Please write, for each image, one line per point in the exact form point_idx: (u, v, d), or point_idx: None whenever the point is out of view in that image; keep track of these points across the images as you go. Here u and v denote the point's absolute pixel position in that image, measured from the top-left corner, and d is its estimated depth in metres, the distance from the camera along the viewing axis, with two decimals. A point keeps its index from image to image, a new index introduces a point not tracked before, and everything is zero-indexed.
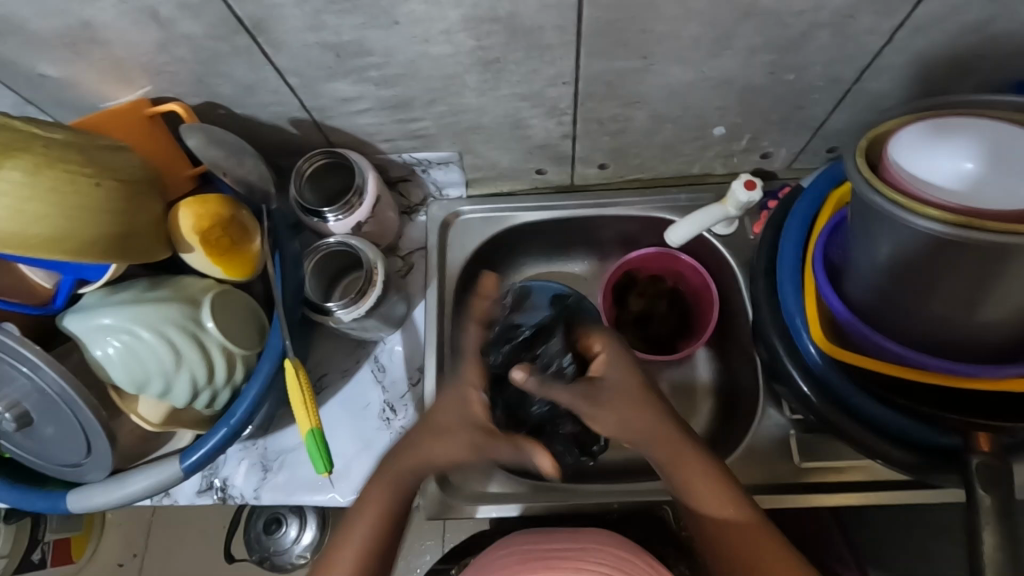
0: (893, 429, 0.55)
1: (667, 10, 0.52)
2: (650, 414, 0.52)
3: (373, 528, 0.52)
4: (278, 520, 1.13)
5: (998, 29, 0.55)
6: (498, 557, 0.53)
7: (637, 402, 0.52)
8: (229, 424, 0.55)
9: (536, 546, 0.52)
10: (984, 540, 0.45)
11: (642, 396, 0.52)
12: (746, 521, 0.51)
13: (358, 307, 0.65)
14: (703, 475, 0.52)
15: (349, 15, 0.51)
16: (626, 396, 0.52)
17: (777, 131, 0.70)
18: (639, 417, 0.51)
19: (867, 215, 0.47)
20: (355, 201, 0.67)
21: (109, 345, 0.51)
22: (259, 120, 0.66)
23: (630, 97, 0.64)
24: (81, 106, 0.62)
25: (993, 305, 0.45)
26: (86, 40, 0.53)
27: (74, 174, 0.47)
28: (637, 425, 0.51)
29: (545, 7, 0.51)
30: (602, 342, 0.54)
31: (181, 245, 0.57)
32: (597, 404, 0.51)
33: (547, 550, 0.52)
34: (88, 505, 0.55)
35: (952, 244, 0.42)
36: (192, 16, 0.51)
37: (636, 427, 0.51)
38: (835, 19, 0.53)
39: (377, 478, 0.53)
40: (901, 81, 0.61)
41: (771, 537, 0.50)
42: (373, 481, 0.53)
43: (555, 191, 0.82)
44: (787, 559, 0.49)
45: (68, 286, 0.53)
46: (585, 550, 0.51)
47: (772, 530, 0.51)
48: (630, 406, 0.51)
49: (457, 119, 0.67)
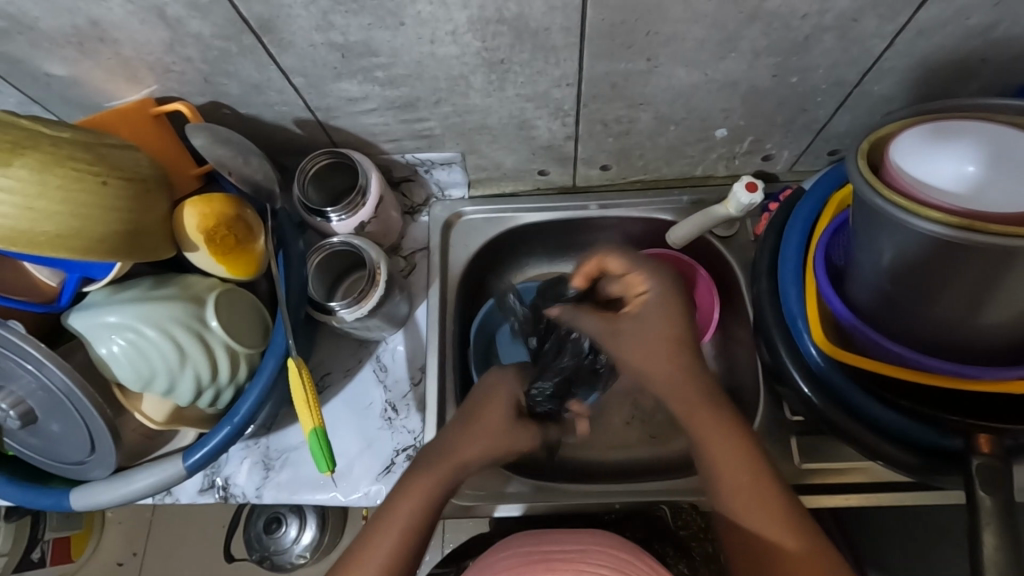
0: (895, 430, 0.55)
1: (673, 13, 0.52)
2: (685, 373, 0.56)
3: (416, 515, 0.51)
4: (278, 520, 1.13)
5: (1001, 34, 0.55)
6: (498, 559, 0.53)
7: (670, 352, 0.57)
8: (232, 423, 0.55)
9: (536, 547, 0.52)
10: (985, 541, 0.45)
11: (679, 348, 0.57)
12: (771, 542, 0.48)
13: (361, 307, 0.66)
14: (734, 452, 0.52)
15: (357, 16, 0.51)
16: (659, 340, 0.57)
17: (779, 133, 0.70)
18: (666, 364, 0.56)
19: (868, 218, 0.48)
20: (358, 201, 0.67)
21: (114, 343, 0.51)
22: (264, 120, 0.66)
23: (635, 99, 0.64)
24: (87, 105, 0.62)
25: (996, 307, 0.45)
26: (94, 39, 0.53)
27: (82, 172, 0.47)
28: (669, 381, 0.56)
29: (552, 8, 0.51)
30: (650, 285, 0.60)
31: (185, 244, 0.57)
32: (627, 345, 0.59)
33: (548, 552, 0.51)
34: (91, 503, 0.55)
35: (954, 247, 0.42)
36: (200, 16, 0.51)
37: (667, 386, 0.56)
38: (840, 22, 0.54)
39: (423, 468, 0.55)
40: (904, 85, 0.62)
41: (780, 500, 0.50)
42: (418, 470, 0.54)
43: (557, 193, 0.83)
44: (792, 518, 0.49)
45: (74, 284, 0.53)
46: (586, 552, 0.51)
47: (785, 494, 0.50)
48: (655, 349, 0.57)
49: (461, 119, 0.67)
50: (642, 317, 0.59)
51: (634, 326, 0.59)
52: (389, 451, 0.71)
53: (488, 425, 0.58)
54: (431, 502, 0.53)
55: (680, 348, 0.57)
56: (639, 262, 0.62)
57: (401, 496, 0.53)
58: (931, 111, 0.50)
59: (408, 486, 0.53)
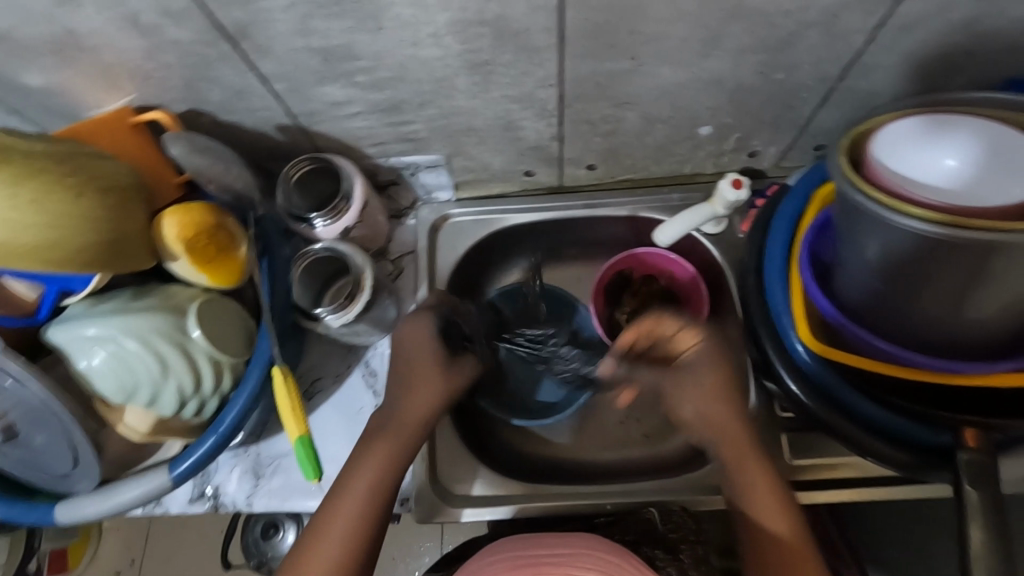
0: (882, 426, 0.54)
1: (655, 11, 0.52)
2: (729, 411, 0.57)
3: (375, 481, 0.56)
4: (275, 526, 1.12)
5: (984, 27, 0.55)
6: (486, 560, 0.53)
7: (715, 395, 0.58)
8: (218, 432, 0.54)
9: (526, 550, 0.52)
10: (972, 535, 0.45)
11: (725, 395, 0.58)
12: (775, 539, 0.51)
13: (348, 312, 0.65)
14: (760, 479, 0.54)
15: (336, 20, 0.51)
16: (709, 385, 0.58)
17: (766, 130, 0.70)
18: (711, 403, 0.58)
19: (852, 214, 0.47)
20: (343, 205, 0.67)
21: (95, 356, 0.51)
22: (246, 126, 0.65)
23: (620, 98, 0.64)
24: (66, 114, 0.61)
25: (981, 303, 0.45)
26: (71, 48, 0.53)
27: (55, 183, 0.47)
28: (711, 412, 0.58)
29: (532, 9, 0.51)
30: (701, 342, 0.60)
31: (166, 254, 0.56)
32: (681, 392, 0.59)
33: (538, 556, 0.52)
34: (78, 516, 0.55)
35: (937, 241, 0.42)
36: (178, 22, 0.51)
37: (708, 416, 0.58)
38: (823, 18, 0.53)
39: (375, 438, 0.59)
40: (889, 79, 0.62)
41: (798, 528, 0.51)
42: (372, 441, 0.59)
43: (545, 193, 0.82)
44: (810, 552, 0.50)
45: (53, 298, 0.53)
46: (574, 556, 0.51)
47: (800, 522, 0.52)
48: (703, 392, 0.58)
49: (447, 122, 0.67)
50: (686, 367, 0.59)
51: (683, 375, 0.59)
52: None
53: (428, 379, 0.63)
54: (392, 465, 0.57)
55: (726, 397, 0.58)
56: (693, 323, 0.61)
57: (361, 474, 0.56)
58: (914, 105, 0.50)
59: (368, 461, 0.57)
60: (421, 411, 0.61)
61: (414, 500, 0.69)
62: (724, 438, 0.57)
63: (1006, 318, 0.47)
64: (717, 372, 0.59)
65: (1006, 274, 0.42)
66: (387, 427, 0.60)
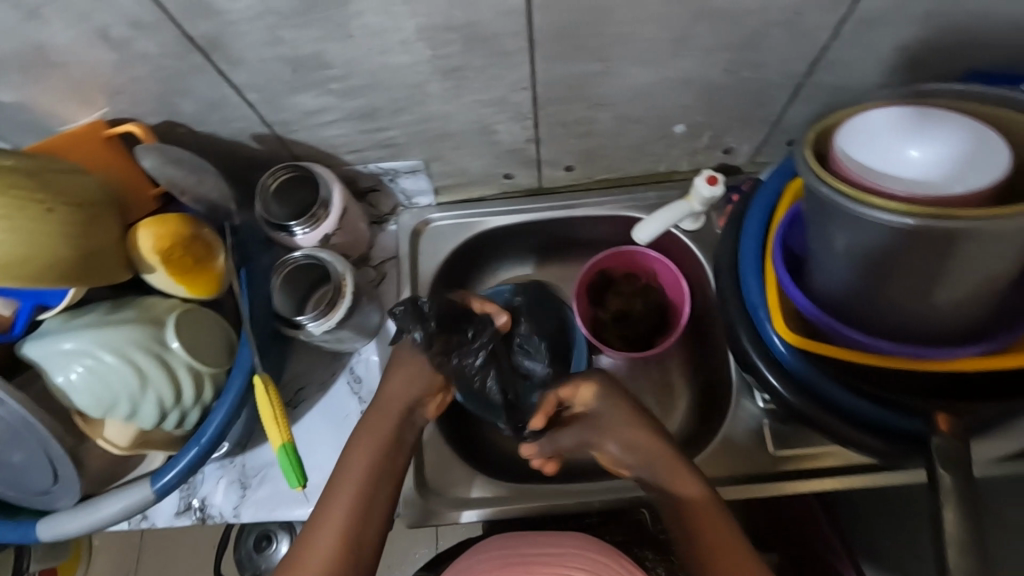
0: (856, 413, 0.55)
1: (621, 13, 0.53)
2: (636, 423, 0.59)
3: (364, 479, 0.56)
4: (268, 537, 1.12)
5: (943, 21, 0.56)
6: (476, 559, 0.53)
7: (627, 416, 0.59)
8: (200, 443, 0.54)
9: (516, 549, 0.53)
10: (945, 518, 0.46)
11: (631, 414, 0.60)
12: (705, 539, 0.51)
13: (330, 319, 0.64)
14: (681, 472, 0.55)
15: (305, 29, 0.51)
16: (612, 412, 0.60)
17: (738, 127, 0.71)
18: (623, 425, 0.59)
19: (819, 207, 0.48)
20: (321, 213, 0.67)
21: (73, 371, 0.50)
22: (221, 137, 0.66)
23: (592, 100, 0.64)
24: (39, 130, 0.61)
25: (946, 289, 0.46)
26: (40, 64, 0.53)
27: (26, 199, 0.47)
28: (624, 420, 0.59)
29: (499, 15, 0.51)
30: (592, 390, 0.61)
31: (143, 266, 0.56)
32: (601, 436, 0.60)
33: (528, 555, 0.52)
34: (59, 533, 0.54)
35: (898, 230, 0.43)
36: (146, 36, 0.51)
37: (621, 426, 0.59)
38: (785, 16, 0.54)
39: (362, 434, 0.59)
40: (855, 74, 0.63)
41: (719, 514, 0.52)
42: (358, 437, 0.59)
43: (524, 195, 0.83)
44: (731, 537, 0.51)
45: (28, 312, 0.53)
46: (564, 555, 0.52)
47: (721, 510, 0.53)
48: (616, 425, 0.59)
49: (422, 127, 0.67)
50: (591, 416, 0.61)
51: (591, 425, 0.61)
52: None
53: (404, 367, 0.63)
54: (379, 458, 0.57)
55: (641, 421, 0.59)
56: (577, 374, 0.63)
57: (349, 471, 0.56)
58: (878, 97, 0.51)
59: (353, 458, 0.57)
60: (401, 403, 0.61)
61: (401, 504, 0.69)
62: (642, 459, 0.58)
63: (972, 303, 0.48)
64: (625, 410, 0.60)
65: (969, 258, 0.43)
66: (371, 420, 0.60)
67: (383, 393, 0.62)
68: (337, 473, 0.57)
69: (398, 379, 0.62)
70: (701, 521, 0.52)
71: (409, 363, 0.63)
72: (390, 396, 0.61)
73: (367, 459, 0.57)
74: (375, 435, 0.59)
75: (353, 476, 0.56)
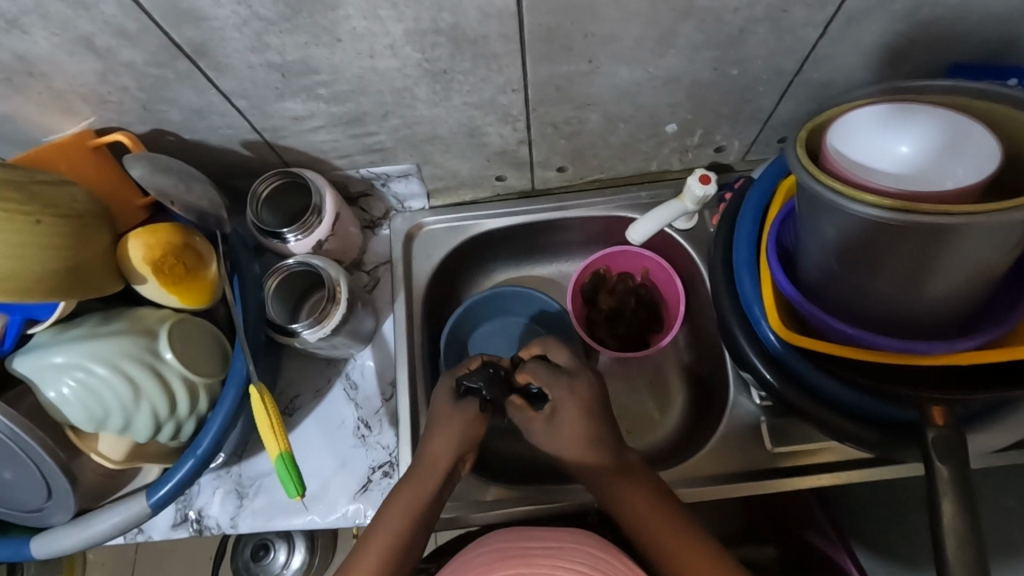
0: (848, 405, 0.56)
1: (607, 14, 0.53)
2: (584, 427, 0.58)
3: (409, 520, 0.55)
4: (266, 546, 1.11)
5: (926, 15, 0.57)
6: (476, 553, 0.53)
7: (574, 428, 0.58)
8: (196, 454, 0.54)
9: (515, 543, 0.53)
10: (943, 510, 0.47)
11: (581, 414, 0.58)
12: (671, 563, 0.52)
13: (323, 326, 0.65)
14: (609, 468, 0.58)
15: (292, 36, 0.51)
16: (562, 415, 0.59)
17: (728, 124, 0.71)
18: (587, 447, 0.58)
19: (812, 201, 0.48)
20: (313, 220, 0.67)
21: (63, 385, 0.50)
22: (210, 144, 0.65)
23: (582, 100, 0.64)
24: (23, 141, 0.60)
25: (934, 283, 0.47)
26: (23, 74, 0.52)
27: (12, 212, 0.46)
28: (572, 440, 0.58)
29: (486, 16, 0.51)
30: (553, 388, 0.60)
31: (133, 277, 0.55)
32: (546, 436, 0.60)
33: (528, 547, 0.52)
34: (54, 549, 0.53)
35: (893, 227, 0.43)
36: (129, 44, 0.50)
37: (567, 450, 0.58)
38: (770, 14, 0.55)
39: (405, 482, 0.58)
40: (843, 68, 0.63)
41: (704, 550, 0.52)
42: (402, 486, 0.58)
43: (517, 197, 0.83)
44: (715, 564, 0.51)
45: (17, 327, 0.52)
46: (564, 549, 0.51)
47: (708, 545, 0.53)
48: (575, 439, 0.58)
49: (412, 131, 0.67)
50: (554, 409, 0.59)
51: (550, 427, 0.59)
52: (365, 470, 0.70)
53: (446, 427, 0.60)
54: (429, 496, 0.57)
55: (592, 442, 0.58)
56: (547, 368, 0.61)
57: (392, 507, 0.56)
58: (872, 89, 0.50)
59: (388, 513, 0.55)
60: (450, 446, 0.59)
61: None
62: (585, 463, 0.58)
63: (961, 294, 0.48)
64: (580, 413, 0.58)
65: (958, 255, 0.44)
66: (409, 480, 0.58)
67: (426, 452, 0.59)
68: (379, 513, 0.56)
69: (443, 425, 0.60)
70: (629, 496, 0.56)
71: (451, 422, 0.60)
72: (435, 451, 0.59)
73: (413, 495, 0.56)
74: (412, 496, 0.56)
75: (396, 515, 0.55)
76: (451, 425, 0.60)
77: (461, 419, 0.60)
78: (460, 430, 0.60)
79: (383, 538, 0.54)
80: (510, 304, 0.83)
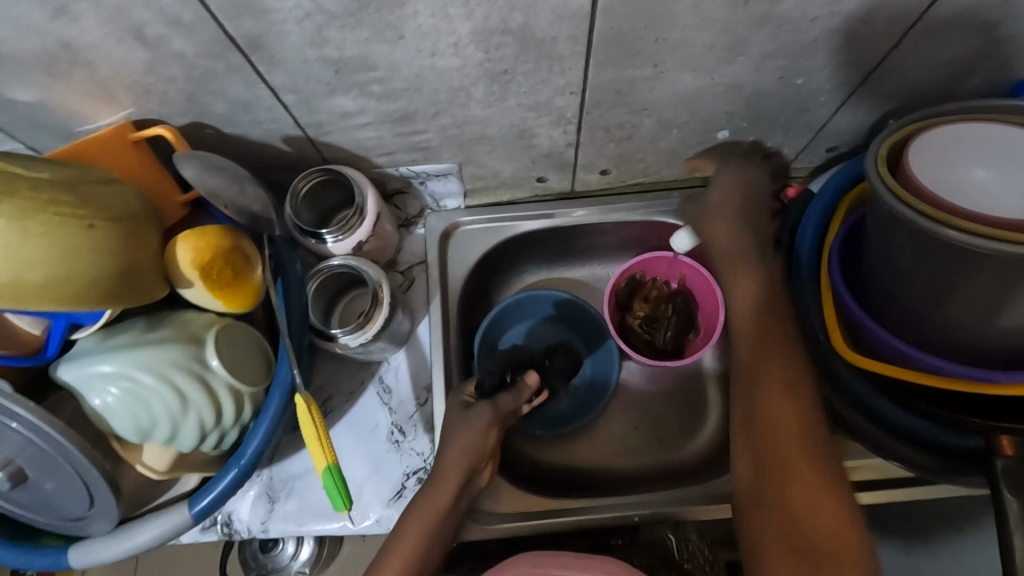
0: (911, 432, 0.55)
1: (683, 19, 0.50)
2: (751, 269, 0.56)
3: (422, 538, 0.55)
4: (275, 537, 1.10)
5: (1003, 33, 0.55)
6: None
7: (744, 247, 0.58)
8: (240, 465, 0.52)
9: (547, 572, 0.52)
10: (1014, 544, 0.46)
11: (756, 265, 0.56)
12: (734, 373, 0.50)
13: (366, 332, 0.63)
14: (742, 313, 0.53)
15: (354, 31, 0.48)
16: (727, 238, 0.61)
17: (782, 133, 0.69)
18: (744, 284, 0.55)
19: (891, 224, 0.47)
20: (355, 220, 0.65)
21: (108, 393, 0.48)
22: (250, 139, 0.62)
23: (639, 105, 0.62)
24: (57, 130, 0.57)
25: (1013, 313, 0.45)
26: (65, 62, 0.49)
27: (65, 216, 0.43)
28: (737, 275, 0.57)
29: (559, 18, 0.49)
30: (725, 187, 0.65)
31: (179, 280, 0.53)
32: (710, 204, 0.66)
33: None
34: (93, 559, 0.52)
35: (976, 255, 0.42)
36: (183, 35, 0.47)
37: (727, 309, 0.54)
38: (849, 24, 0.53)
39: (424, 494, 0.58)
40: (911, 81, 0.61)
41: None
42: (416, 502, 0.57)
43: (555, 199, 0.81)
44: None
45: (61, 331, 0.50)
46: None
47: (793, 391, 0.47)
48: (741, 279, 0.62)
49: (460, 130, 0.64)
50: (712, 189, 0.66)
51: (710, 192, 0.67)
52: (399, 476, 0.69)
53: (461, 430, 0.60)
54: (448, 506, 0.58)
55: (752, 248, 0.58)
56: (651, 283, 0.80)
57: (417, 512, 0.56)
58: (928, 116, 0.50)
59: (411, 521, 0.56)
60: (461, 464, 0.59)
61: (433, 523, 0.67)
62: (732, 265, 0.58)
63: None
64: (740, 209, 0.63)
65: None
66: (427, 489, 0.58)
67: (439, 463, 0.59)
68: (404, 517, 0.57)
69: (466, 428, 0.60)
70: None
71: (467, 443, 0.59)
72: (447, 466, 0.59)
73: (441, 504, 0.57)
74: (431, 506, 0.57)
75: (417, 526, 0.55)
76: (471, 426, 0.60)
77: (476, 425, 0.60)
78: (480, 431, 0.60)
79: (399, 557, 0.54)
80: (542, 308, 0.82)
